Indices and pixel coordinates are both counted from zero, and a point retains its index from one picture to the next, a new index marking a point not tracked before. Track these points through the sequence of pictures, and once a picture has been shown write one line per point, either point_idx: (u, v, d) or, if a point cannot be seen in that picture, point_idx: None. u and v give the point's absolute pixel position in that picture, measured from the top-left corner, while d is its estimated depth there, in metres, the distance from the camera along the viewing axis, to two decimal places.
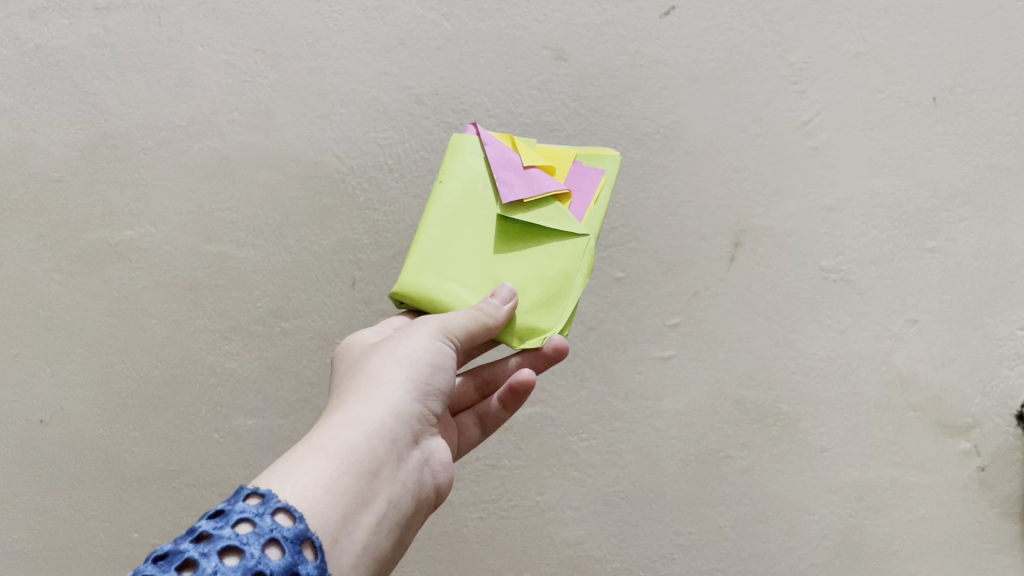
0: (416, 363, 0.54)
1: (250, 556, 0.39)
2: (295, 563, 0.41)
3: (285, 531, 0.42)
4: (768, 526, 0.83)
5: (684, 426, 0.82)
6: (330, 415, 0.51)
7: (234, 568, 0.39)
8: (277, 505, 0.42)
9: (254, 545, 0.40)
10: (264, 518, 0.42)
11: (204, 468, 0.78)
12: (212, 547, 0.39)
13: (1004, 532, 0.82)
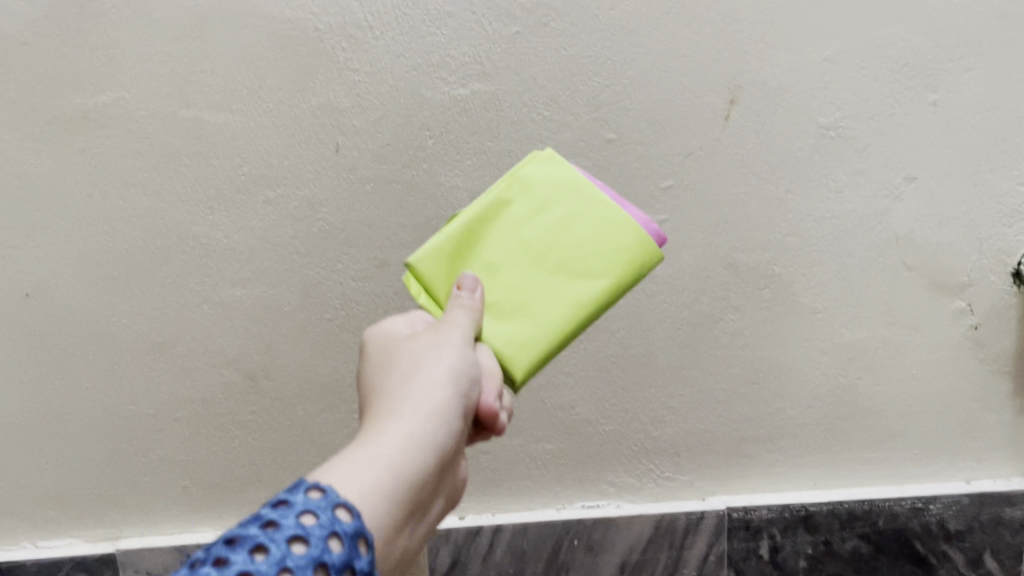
0: (455, 372, 0.53)
1: (315, 548, 0.40)
2: (351, 558, 0.41)
3: (346, 526, 0.42)
4: (758, 388, 0.84)
5: (676, 290, 0.81)
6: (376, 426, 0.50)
7: (301, 559, 0.39)
8: (335, 500, 0.43)
9: (317, 539, 0.41)
10: (324, 512, 0.42)
11: (199, 335, 0.80)
12: (274, 537, 0.40)
13: (992, 389, 0.84)
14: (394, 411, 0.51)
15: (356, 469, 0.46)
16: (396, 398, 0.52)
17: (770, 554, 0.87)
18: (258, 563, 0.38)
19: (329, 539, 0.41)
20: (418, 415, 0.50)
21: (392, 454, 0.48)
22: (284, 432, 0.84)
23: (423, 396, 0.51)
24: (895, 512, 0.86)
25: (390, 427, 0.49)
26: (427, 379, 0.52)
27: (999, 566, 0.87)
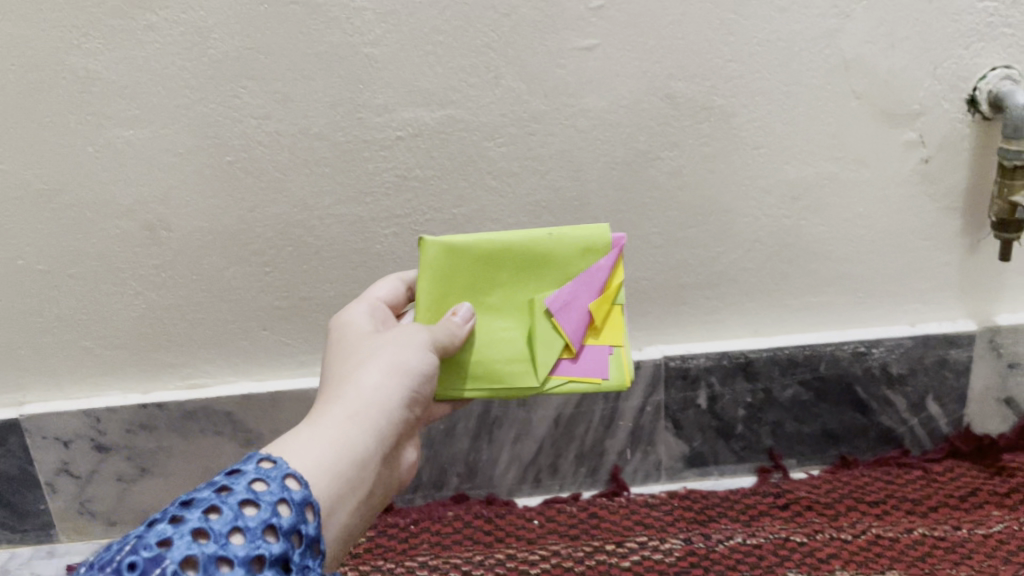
0: (410, 365, 0.56)
1: (266, 510, 0.43)
2: (299, 523, 0.44)
3: (294, 494, 0.45)
4: (698, 231, 0.79)
5: (609, 127, 0.74)
6: (327, 407, 0.52)
7: (252, 519, 0.42)
8: (285, 470, 0.45)
9: (267, 503, 0.43)
10: (276, 480, 0.45)
11: (89, 182, 0.73)
12: (228, 499, 0.43)
13: (943, 228, 0.79)
14: (337, 399, 0.53)
15: (297, 451, 0.48)
16: (340, 389, 0.54)
17: (708, 403, 0.85)
18: (214, 522, 0.41)
19: (278, 505, 0.44)
20: (360, 402, 0.53)
21: (331, 441, 0.50)
22: (191, 288, 0.78)
23: (369, 386, 0.54)
24: (837, 357, 0.83)
25: (335, 413, 0.52)
26: (380, 348, 0.57)
27: (941, 410, 0.85)
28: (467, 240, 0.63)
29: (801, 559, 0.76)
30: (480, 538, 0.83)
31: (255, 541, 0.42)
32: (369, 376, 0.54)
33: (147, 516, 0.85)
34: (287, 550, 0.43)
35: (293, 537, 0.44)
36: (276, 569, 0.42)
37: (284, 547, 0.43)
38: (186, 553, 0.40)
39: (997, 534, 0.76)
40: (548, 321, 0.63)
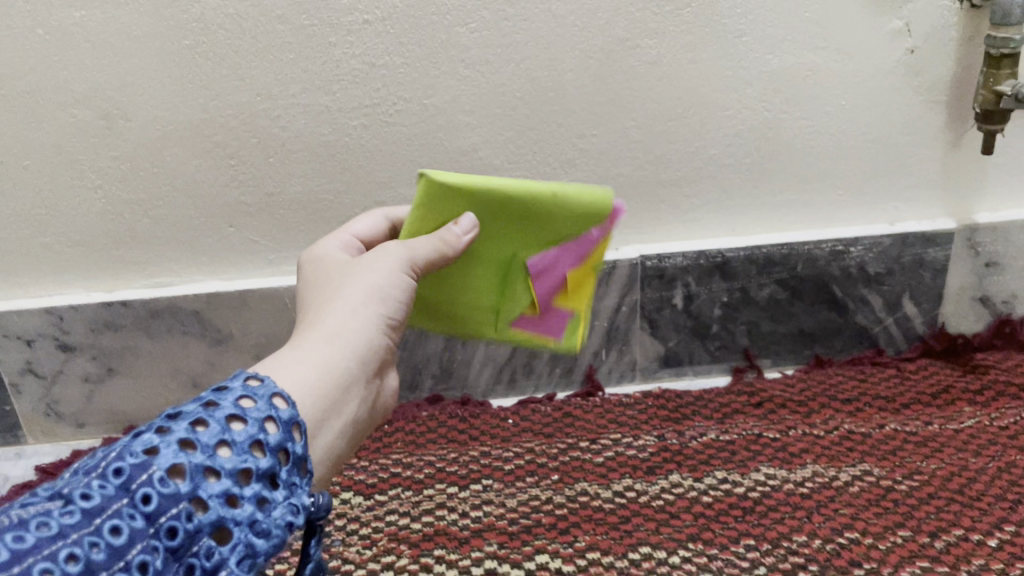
0: (386, 289, 0.52)
1: (256, 426, 0.37)
2: (290, 442, 0.39)
3: (284, 413, 0.39)
4: (677, 126, 0.76)
5: (587, 13, 0.71)
6: (304, 334, 0.49)
7: (242, 434, 0.37)
8: (271, 387, 0.40)
9: (255, 420, 0.38)
10: (264, 398, 0.39)
11: (38, 67, 0.70)
12: (214, 412, 0.37)
13: (926, 124, 0.78)
14: (315, 323, 0.49)
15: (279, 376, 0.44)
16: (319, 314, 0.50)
17: (684, 304, 0.84)
18: (200, 433, 0.36)
19: (268, 422, 0.38)
20: (337, 326, 0.49)
21: (309, 366, 0.46)
22: (152, 182, 0.75)
23: (346, 311, 0.50)
24: (814, 257, 0.82)
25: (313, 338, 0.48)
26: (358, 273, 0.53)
27: (916, 310, 0.85)
28: (459, 178, 0.54)
29: (773, 454, 0.76)
30: (455, 437, 0.82)
31: (242, 455, 0.36)
32: (348, 302, 0.50)
33: (116, 415, 0.85)
34: (276, 468, 0.37)
35: (283, 455, 0.38)
36: (264, 485, 0.36)
37: (274, 464, 0.37)
38: (173, 460, 0.34)
39: (967, 429, 0.77)
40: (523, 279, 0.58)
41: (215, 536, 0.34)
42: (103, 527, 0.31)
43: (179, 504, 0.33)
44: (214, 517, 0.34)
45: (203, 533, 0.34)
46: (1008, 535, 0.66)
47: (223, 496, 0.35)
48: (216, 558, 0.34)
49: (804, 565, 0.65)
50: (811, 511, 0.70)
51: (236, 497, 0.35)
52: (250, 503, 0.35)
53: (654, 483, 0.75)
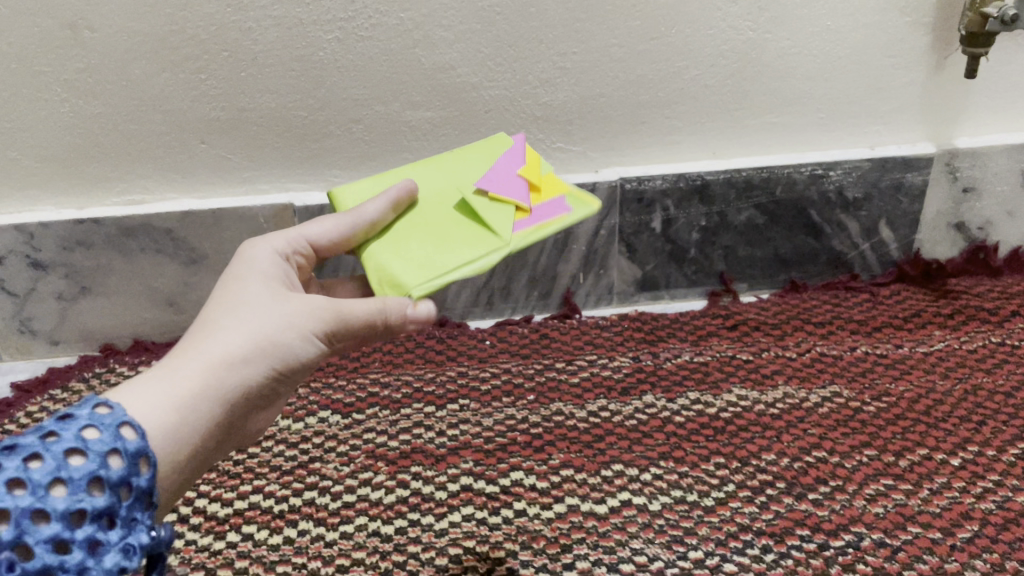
0: (291, 338, 0.49)
1: (93, 463, 0.38)
2: (131, 477, 0.40)
3: (129, 445, 0.40)
4: (660, 45, 0.75)
5: None
6: (177, 359, 0.45)
7: (77, 473, 0.38)
8: (122, 415, 0.40)
9: (96, 455, 0.39)
10: (111, 428, 0.40)
11: None
12: (54, 444, 0.38)
13: (911, 47, 0.76)
14: (200, 344, 0.46)
15: (138, 404, 0.42)
16: (208, 331, 0.47)
17: (663, 228, 0.84)
18: (33, 471, 0.37)
19: (110, 456, 0.39)
20: (211, 374, 0.45)
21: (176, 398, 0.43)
22: (120, 96, 0.73)
23: (230, 345, 0.46)
24: (793, 181, 0.82)
25: (185, 369, 0.45)
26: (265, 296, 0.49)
27: (892, 235, 0.86)
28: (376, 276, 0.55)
29: (745, 376, 0.77)
30: (431, 358, 0.83)
31: (77, 494, 0.38)
32: (230, 345, 0.46)
33: (91, 333, 0.84)
34: (116, 505, 0.39)
35: (123, 490, 0.39)
36: (100, 526, 0.38)
37: (113, 502, 0.39)
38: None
39: (936, 352, 0.78)
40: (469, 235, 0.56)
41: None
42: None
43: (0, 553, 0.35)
44: (38, 564, 0.36)
45: None
46: (970, 455, 0.67)
47: (49, 542, 0.36)
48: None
49: (772, 482, 0.66)
50: (780, 431, 0.71)
51: (66, 542, 0.37)
52: (78, 548, 0.37)
53: (627, 404, 0.76)
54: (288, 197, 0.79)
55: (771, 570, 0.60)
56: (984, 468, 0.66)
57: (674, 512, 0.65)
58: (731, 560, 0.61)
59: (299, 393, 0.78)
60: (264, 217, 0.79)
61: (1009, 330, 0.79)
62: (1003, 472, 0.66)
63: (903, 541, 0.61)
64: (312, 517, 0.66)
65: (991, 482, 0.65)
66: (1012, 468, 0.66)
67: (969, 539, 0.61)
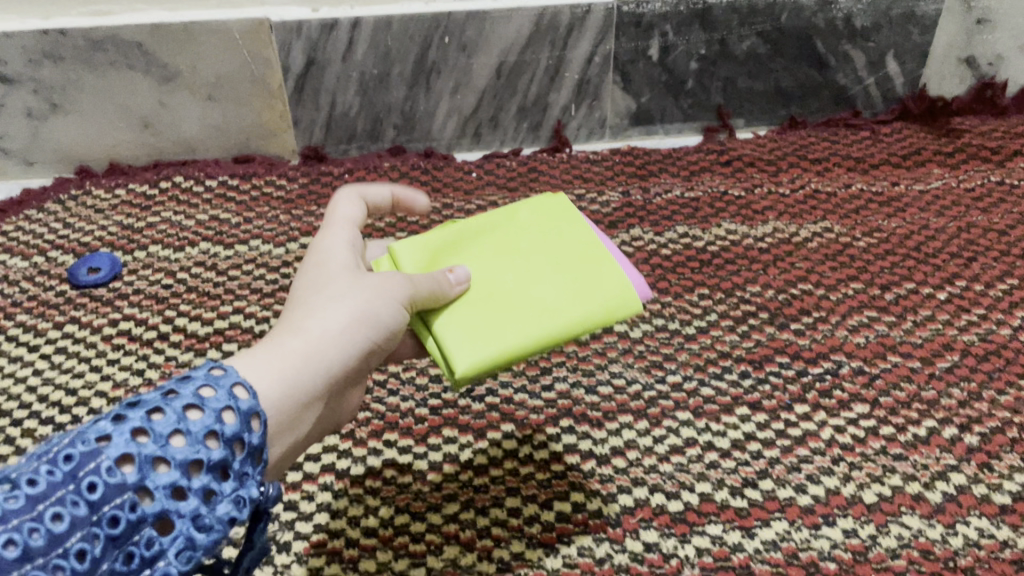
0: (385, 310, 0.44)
1: (211, 415, 0.34)
2: (243, 434, 0.35)
3: (244, 404, 0.36)
4: None
5: None
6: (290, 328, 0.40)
7: (197, 425, 0.34)
8: (235, 376, 0.36)
9: (213, 409, 0.35)
10: (227, 386, 0.36)
11: None
12: (174, 400, 0.34)
13: None
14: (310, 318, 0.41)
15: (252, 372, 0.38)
16: (305, 307, 0.41)
17: (660, 56, 0.80)
18: (155, 422, 0.33)
19: (226, 410, 0.35)
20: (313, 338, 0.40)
21: (288, 367, 0.39)
22: None
23: (332, 326, 0.41)
24: (800, 7, 0.78)
25: (289, 344, 0.40)
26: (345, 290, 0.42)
27: (899, 69, 0.83)
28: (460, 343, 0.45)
29: (736, 211, 0.75)
30: (416, 189, 0.79)
31: (195, 445, 0.33)
32: (332, 320, 0.41)
33: (66, 154, 0.82)
34: (233, 460, 0.35)
35: (237, 446, 0.35)
36: (215, 477, 0.34)
37: (228, 455, 0.34)
38: (121, 449, 0.32)
39: (933, 190, 0.76)
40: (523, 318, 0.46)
41: (157, 525, 0.32)
42: (44, 513, 0.30)
43: (122, 495, 0.31)
44: (157, 509, 0.32)
45: (146, 523, 0.32)
46: (957, 290, 0.67)
47: (169, 489, 0.32)
48: (155, 549, 0.32)
49: (755, 313, 0.66)
50: (768, 265, 0.70)
51: (183, 490, 0.33)
52: (195, 497, 0.33)
53: (614, 237, 0.73)
54: (264, 12, 0.75)
55: (747, 394, 0.60)
56: (970, 302, 0.66)
57: (654, 340, 0.64)
58: (709, 384, 0.61)
59: (280, 219, 0.77)
60: (239, 34, 0.75)
61: (1009, 170, 0.77)
62: (989, 306, 0.65)
63: (881, 369, 0.61)
64: None
65: (976, 315, 0.64)
66: (998, 302, 0.65)
67: (948, 368, 0.61)
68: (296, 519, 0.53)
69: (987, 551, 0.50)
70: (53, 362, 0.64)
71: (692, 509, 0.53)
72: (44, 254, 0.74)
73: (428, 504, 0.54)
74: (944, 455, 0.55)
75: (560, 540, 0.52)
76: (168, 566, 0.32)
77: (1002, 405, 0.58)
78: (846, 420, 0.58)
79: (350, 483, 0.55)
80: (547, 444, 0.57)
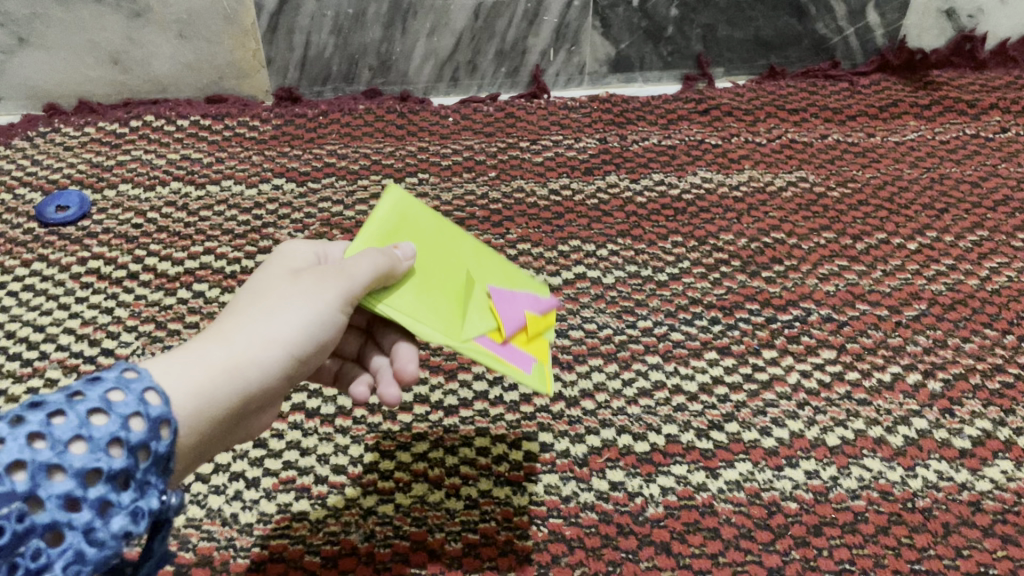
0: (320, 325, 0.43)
1: (116, 422, 0.32)
2: (149, 442, 0.33)
3: (152, 411, 0.33)
4: None
5: None
6: (218, 338, 0.39)
7: (99, 432, 0.31)
8: (149, 380, 0.34)
9: (119, 415, 0.32)
10: (139, 390, 0.33)
11: None
12: (78, 403, 0.32)
13: None
14: (240, 331, 0.39)
15: (171, 375, 0.36)
16: (235, 319, 0.40)
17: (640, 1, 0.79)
18: (53, 426, 0.31)
19: (133, 415, 0.32)
20: (239, 351, 0.38)
21: (207, 370, 0.37)
22: None
23: (265, 336, 0.39)
24: None
25: (215, 353, 0.38)
26: (280, 309, 0.40)
27: (880, 21, 0.82)
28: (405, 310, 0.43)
29: (712, 159, 0.75)
30: (392, 132, 0.78)
31: (94, 453, 0.31)
32: (264, 335, 0.39)
33: (34, 90, 0.80)
34: (136, 469, 0.32)
35: (143, 454, 0.33)
36: (114, 487, 0.32)
37: (131, 465, 0.32)
38: (14, 455, 0.30)
39: (909, 142, 0.76)
40: (486, 302, 0.46)
41: (47, 536, 0.30)
42: None
43: (9, 505, 0.29)
44: (46, 520, 0.30)
45: (34, 534, 0.30)
46: (928, 241, 0.67)
47: (61, 499, 0.30)
48: (42, 561, 0.30)
49: (727, 261, 0.66)
50: (742, 214, 0.70)
51: (77, 500, 0.31)
52: (90, 510, 0.31)
53: (590, 184, 0.73)
54: None
55: (717, 339, 0.60)
56: (940, 253, 0.66)
57: (627, 286, 0.64)
58: (679, 329, 0.61)
59: (253, 160, 0.76)
60: None
61: (984, 123, 0.78)
62: (958, 257, 0.66)
63: (850, 316, 0.61)
64: None
65: (945, 265, 0.65)
66: (967, 253, 0.66)
67: (915, 317, 0.61)
68: (264, 456, 0.53)
69: (945, 492, 0.51)
70: (20, 299, 0.64)
71: (658, 450, 0.54)
72: (11, 192, 0.73)
73: (398, 443, 0.54)
74: (908, 400, 0.56)
75: (527, 478, 0.52)
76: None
77: (966, 353, 0.59)
78: (813, 365, 0.58)
79: (320, 421, 0.55)
80: (517, 386, 0.58)
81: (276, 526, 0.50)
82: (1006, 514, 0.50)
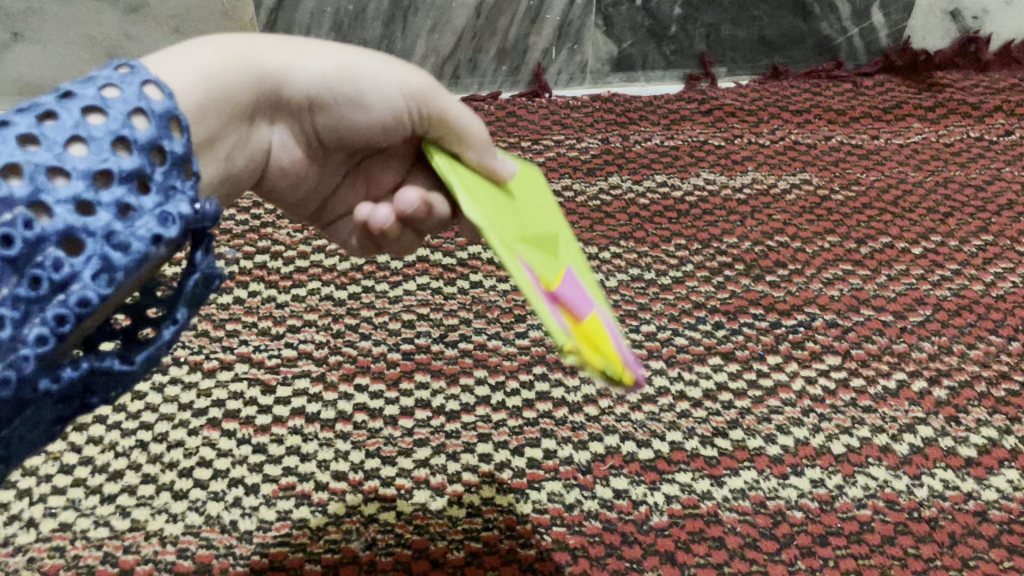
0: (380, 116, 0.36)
1: (114, 120, 0.27)
2: (158, 141, 0.28)
3: (152, 109, 0.28)
4: None
5: None
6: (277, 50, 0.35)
7: (99, 129, 0.27)
8: (146, 75, 0.29)
9: (114, 113, 0.28)
10: (130, 88, 0.28)
11: None
12: (69, 103, 0.27)
13: None
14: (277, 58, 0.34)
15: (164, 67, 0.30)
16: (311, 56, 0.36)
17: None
18: (45, 128, 0.26)
19: (130, 114, 0.28)
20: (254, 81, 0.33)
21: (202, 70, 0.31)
22: None
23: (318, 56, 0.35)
24: None
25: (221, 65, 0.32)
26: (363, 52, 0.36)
27: (884, 21, 0.83)
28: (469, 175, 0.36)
29: (715, 161, 0.75)
30: None
31: (100, 154, 0.27)
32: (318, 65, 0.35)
33: (29, 85, 0.79)
34: (153, 169, 0.28)
35: (153, 154, 0.28)
36: (134, 189, 0.27)
37: (146, 165, 0.28)
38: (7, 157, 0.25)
39: (913, 144, 0.76)
40: (556, 262, 0.35)
41: (65, 246, 0.26)
42: None
43: (11, 210, 0.25)
44: (61, 225, 0.26)
45: (50, 243, 0.25)
46: (932, 245, 0.67)
47: (74, 204, 0.26)
48: (67, 272, 0.26)
49: (730, 264, 0.66)
50: (745, 216, 0.69)
51: (91, 203, 0.26)
52: (110, 213, 0.27)
53: (592, 185, 0.72)
54: None
55: (721, 345, 0.60)
56: (945, 258, 0.66)
57: (630, 290, 0.64)
58: (683, 334, 0.61)
59: None
60: None
61: (988, 126, 0.77)
62: (963, 262, 0.65)
63: (855, 322, 0.61)
64: (263, 280, 0.64)
65: (950, 271, 0.65)
66: (972, 258, 0.65)
67: (920, 322, 0.61)
68: (264, 462, 0.52)
69: (950, 502, 0.51)
70: None
71: (662, 457, 0.53)
72: None
73: (399, 449, 0.54)
74: (913, 407, 0.56)
75: (530, 486, 0.52)
76: (85, 291, 0.26)
77: (971, 360, 0.58)
78: (818, 371, 0.58)
79: (320, 427, 0.54)
80: (519, 392, 0.57)
81: (276, 534, 0.49)
82: (1012, 524, 0.50)
